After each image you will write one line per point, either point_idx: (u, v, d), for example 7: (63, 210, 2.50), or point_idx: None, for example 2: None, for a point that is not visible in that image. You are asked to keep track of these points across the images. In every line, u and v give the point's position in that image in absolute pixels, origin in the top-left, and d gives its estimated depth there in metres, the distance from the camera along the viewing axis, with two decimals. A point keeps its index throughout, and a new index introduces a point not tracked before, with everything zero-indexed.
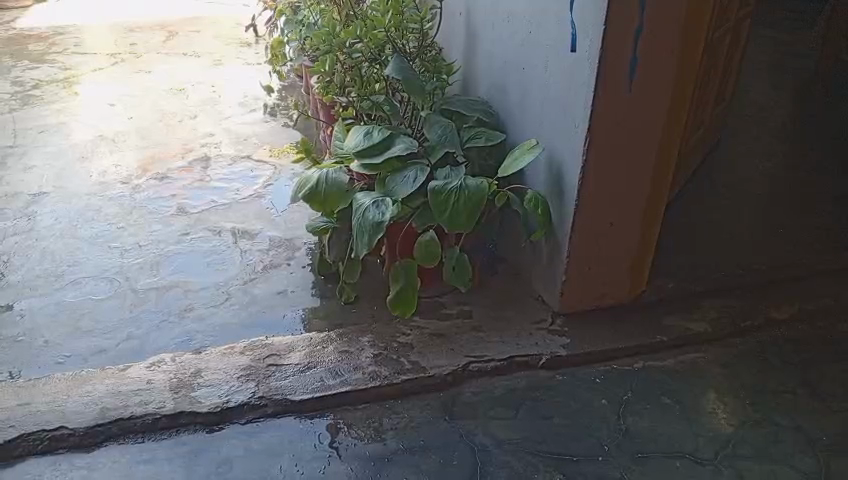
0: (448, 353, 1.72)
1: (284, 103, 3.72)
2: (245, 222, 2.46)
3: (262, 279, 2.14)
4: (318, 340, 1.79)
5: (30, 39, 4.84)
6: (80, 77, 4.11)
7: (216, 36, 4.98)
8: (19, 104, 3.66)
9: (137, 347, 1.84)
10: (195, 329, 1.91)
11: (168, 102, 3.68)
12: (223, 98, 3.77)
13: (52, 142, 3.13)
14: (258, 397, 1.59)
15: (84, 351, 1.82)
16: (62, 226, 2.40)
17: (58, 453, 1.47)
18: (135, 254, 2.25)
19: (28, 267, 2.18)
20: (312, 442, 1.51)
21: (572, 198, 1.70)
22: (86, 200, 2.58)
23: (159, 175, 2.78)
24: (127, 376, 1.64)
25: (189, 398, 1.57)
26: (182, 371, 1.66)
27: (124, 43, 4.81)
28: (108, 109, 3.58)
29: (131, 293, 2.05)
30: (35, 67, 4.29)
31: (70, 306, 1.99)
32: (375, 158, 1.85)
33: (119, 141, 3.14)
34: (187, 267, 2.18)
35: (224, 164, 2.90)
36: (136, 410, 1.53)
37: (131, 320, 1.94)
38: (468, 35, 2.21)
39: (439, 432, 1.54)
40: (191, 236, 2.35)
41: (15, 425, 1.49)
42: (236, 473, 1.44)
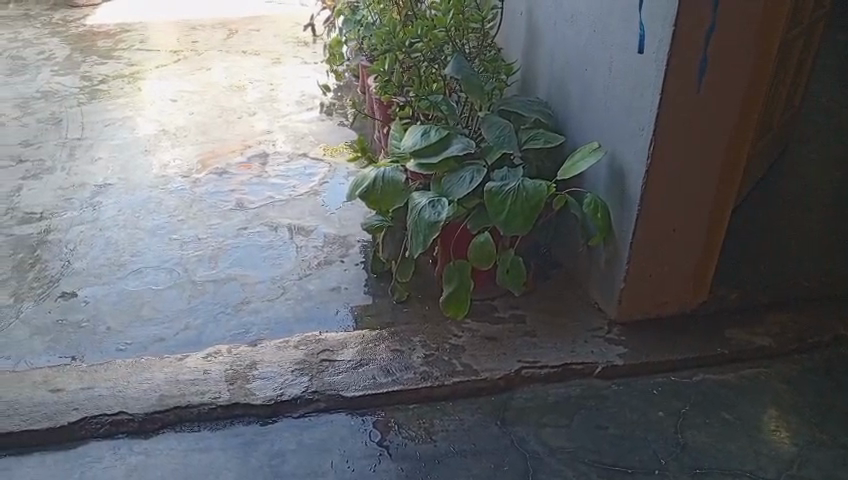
0: (501, 357, 1.70)
1: (340, 102, 3.76)
2: (300, 218, 2.49)
3: (316, 275, 2.16)
4: (370, 338, 1.79)
5: (98, 36, 5.01)
6: (145, 73, 4.24)
7: (276, 34, 5.07)
8: (87, 98, 3.79)
9: (195, 337, 1.88)
10: (250, 321, 1.94)
11: (228, 99, 3.76)
12: (281, 96, 3.83)
13: (118, 136, 3.23)
14: (311, 391, 1.60)
15: (144, 339, 1.87)
16: (125, 217, 2.48)
17: (118, 438, 1.51)
18: (195, 247, 2.30)
19: (94, 255, 2.25)
20: (363, 440, 1.52)
21: (634, 202, 1.66)
22: (149, 192, 2.66)
23: (219, 171, 2.83)
24: (186, 366, 1.67)
25: (244, 390, 1.60)
26: (238, 363, 1.69)
27: (187, 40, 4.93)
28: (171, 105, 3.68)
29: (190, 284, 2.10)
30: (102, 63, 4.44)
31: (132, 294, 2.05)
32: (431, 157, 1.84)
33: (181, 136, 3.22)
34: (244, 261, 2.22)
35: (281, 161, 2.95)
36: (193, 400, 1.56)
37: (190, 310, 1.98)
38: (528, 35, 2.19)
39: (490, 436, 1.52)
40: (248, 230, 2.39)
41: (78, 408, 1.54)
42: (288, 467, 1.45)
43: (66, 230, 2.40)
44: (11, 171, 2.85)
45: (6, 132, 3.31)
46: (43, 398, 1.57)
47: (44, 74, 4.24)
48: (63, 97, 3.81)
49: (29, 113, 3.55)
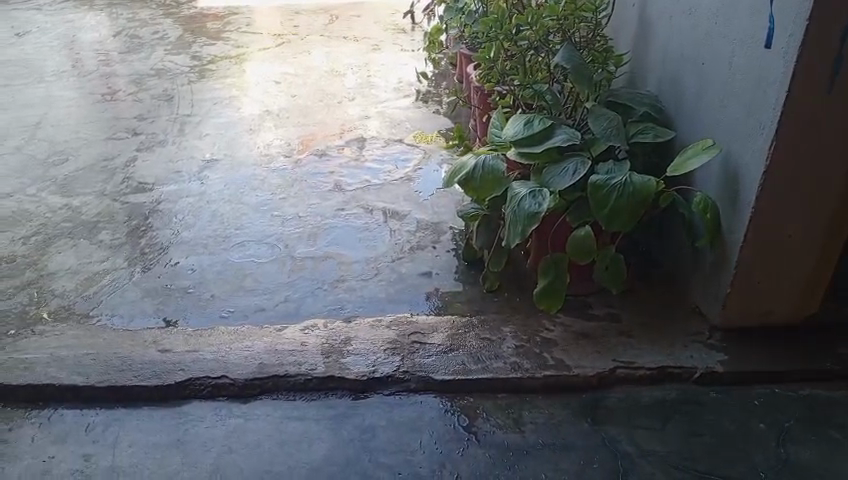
0: (595, 354, 1.67)
1: (436, 90, 3.77)
2: (395, 202, 2.51)
3: (408, 259, 2.18)
4: (460, 324, 1.80)
5: (208, 18, 5.24)
6: (250, 55, 4.39)
7: (375, 21, 5.14)
8: (197, 77, 3.97)
9: (293, 310, 1.95)
10: (345, 299, 1.99)
11: (328, 83, 3.85)
12: (379, 82, 3.89)
13: (224, 114, 3.37)
14: (402, 371, 1.63)
15: (246, 308, 1.95)
16: (231, 192, 2.59)
17: (220, 400, 1.58)
18: (295, 224, 2.37)
19: (200, 226, 2.36)
20: (451, 424, 1.52)
21: (748, 205, 1.59)
22: (252, 170, 2.76)
23: (318, 153, 2.91)
24: (284, 336, 1.75)
25: (339, 364, 1.65)
26: (333, 339, 1.75)
27: (289, 25, 5.08)
28: (274, 87, 3.80)
29: (289, 259, 2.17)
30: (211, 44, 4.64)
31: (236, 265, 2.14)
32: (533, 147, 1.80)
33: (283, 117, 3.32)
34: (341, 241, 2.27)
35: (378, 145, 2.99)
36: (291, 369, 1.63)
37: (288, 284, 2.05)
38: (640, 26, 2.13)
39: (580, 433, 1.50)
40: (345, 212, 2.45)
41: (185, 369, 1.62)
42: (378, 442, 1.47)
43: (176, 201, 2.52)
44: (127, 143, 3.03)
45: (124, 106, 3.51)
46: (154, 357, 1.67)
47: (158, 53, 4.47)
48: (175, 75, 4.00)
49: (144, 90, 3.75)
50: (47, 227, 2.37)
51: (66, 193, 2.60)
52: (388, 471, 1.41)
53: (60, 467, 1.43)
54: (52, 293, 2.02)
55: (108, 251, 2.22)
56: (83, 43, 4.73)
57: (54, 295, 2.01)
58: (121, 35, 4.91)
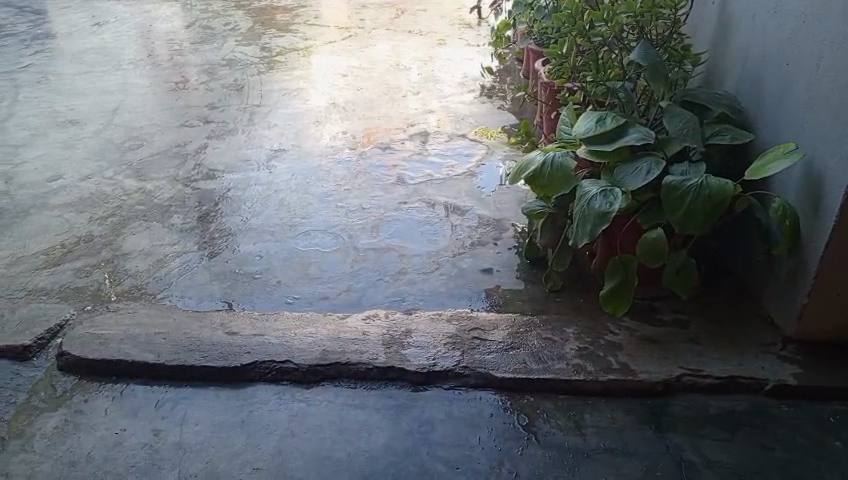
0: (660, 360, 1.63)
1: (501, 85, 3.74)
2: (457, 197, 2.51)
3: (469, 255, 2.16)
4: (522, 323, 1.79)
5: (278, 12, 5.35)
6: (317, 48, 4.46)
7: (441, 16, 5.15)
8: (266, 68, 4.06)
9: (355, 299, 1.97)
10: (406, 291, 2.00)
11: (393, 77, 3.88)
12: (443, 76, 3.88)
13: (291, 106, 3.43)
14: (462, 366, 1.63)
15: (310, 295, 1.98)
16: (297, 182, 2.64)
17: (283, 384, 1.62)
18: (358, 216, 2.40)
19: (267, 214, 2.42)
20: (510, 422, 1.51)
21: (832, 212, 1.52)
22: (317, 161, 2.82)
23: (382, 146, 2.94)
24: (347, 325, 1.79)
25: (400, 355, 1.67)
26: (393, 330, 1.77)
27: (356, 18, 5.14)
28: (340, 79, 3.85)
29: (352, 250, 2.20)
30: (280, 36, 4.73)
31: (301, 254, 2.18)
32: (605, 145, 1.77)
33: (348, 110, 3.36)
34: (403, 233, 2.28)
35: (442, 140, 2.99)
36: (353, 358, 1.66)
37: (351, 274, 2.08)
38: (720, 24, 2.06)
39: (643, 439, 1.46)
40: (407, 205, 2.46)
41: (250, 352, 1.67)
42: (437, 435, 1.48)
43: (244, 189, 2.59)
44: (199, 131, 3.12)
45: (196, 95, 3.62)
46: (222, 339, 1.72)
47: (229, 43, 4.59)
48: (245, 66, 4.10)
49: (215, 79, 3.86)
50: (123, 209, 2.46)
51: (141, 177, 2.70)
52: (446, 465, 1.41)
53: (130, 440, 1.49)
54: (126, 272, 2.10)
55: (179, 234, 2.30)
56: (159, 33, 4.89)
57: (128, 275, 2.09)
58: (195, 25, 5.06)
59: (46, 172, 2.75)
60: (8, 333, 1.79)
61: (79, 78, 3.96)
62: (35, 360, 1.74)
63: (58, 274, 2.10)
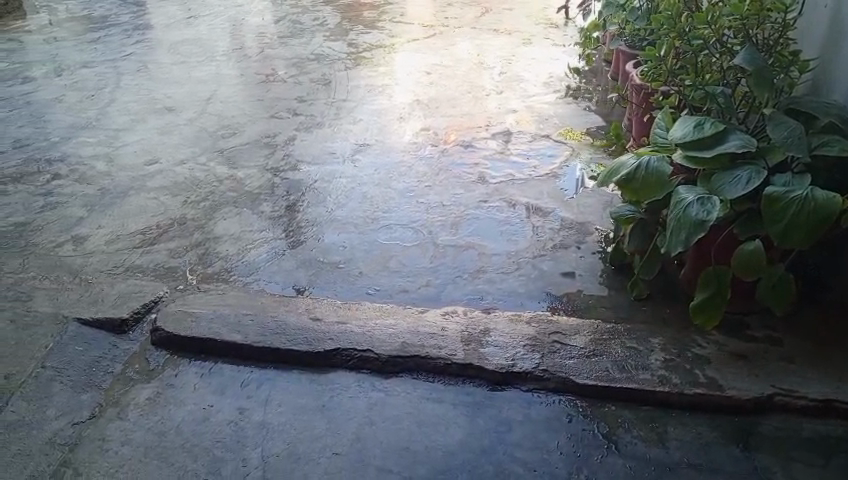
0: (751, 377, 1.57)
1: (587, 86, 3.67)
2: (539, 198, 2.48)
3: (550, 257, 2.13)
4: (605, 330, 1.75)
5: (365, 10, 5.44)
6: (402, 44, 4.51)
7: (527, 16, 5.12)
8: (352, 63, 4.13)
9: (434, 294, 1.98)
10: (485, 289, 1.99)
11: (476, 75, 3.88)
12: (528, 75, 3.85)
13: (376, 101, 3.49)
14: (542, 369, 1.61)
15: (390, 288, 2.00)
16: (380, 176, 2.68)
17: (364, 372, 1.67)
18: (438, 212, 2.41)
19: (350, 207, 2.46)
20: (590, 429, 1.49)
21: None
22: (399, 156, 2.85)
23: (464, 144, 2.94)
24: (426, 319, 1.81)
25: (478, 353, 1.67)
26: (472, 327, 1.77)
27: (441, 17, 5.18)
28: (424, 76, 3.88)
29: (432, 245, 2.21)
30: (367, 32, 4.80)
31: (382, 246, 2.21)
32: (703, 151, 1.71)
33: (431, 107, 3.39)
34: (483, 232, 2.28)
35: (525, 139, 2.97)
36: (431, 352, 1.67)
37: (431, 269, 2.09)
38: (831, 27, 1.95)
39: (730, 457, 1.41)
40: (488, 204, 2.45)
41: (333, 340, 1.73)
42: (514, 436, 1.47)
43: (329, 181, 2.65)
44: (287, 123, 3.21)
45: (285, 87, 3.72)
46: (307, 324, 1.79)
47: (317, 38, 4.70)
48: (333, 60, 4.19)
49: (303, 73, 3.96)
50: (213, 194, 2.56)
51: (232, 164, 2.80)
52: (523, 467, 1.40)
53: (216, 416, 1.55)
54: (216, 255, 2.18)
55: (267, 221, 2.37)
56: (251, 27, 5.06)
57: (217, 258, 2.17)
58: (285, 20, 5.20)
59: (143, 156, 2.89)
60: (107, 306, 1.90)
61: (176, 68, 4.14)
62: (131, 333, 1.84)
63: (152, 253, 2.20)
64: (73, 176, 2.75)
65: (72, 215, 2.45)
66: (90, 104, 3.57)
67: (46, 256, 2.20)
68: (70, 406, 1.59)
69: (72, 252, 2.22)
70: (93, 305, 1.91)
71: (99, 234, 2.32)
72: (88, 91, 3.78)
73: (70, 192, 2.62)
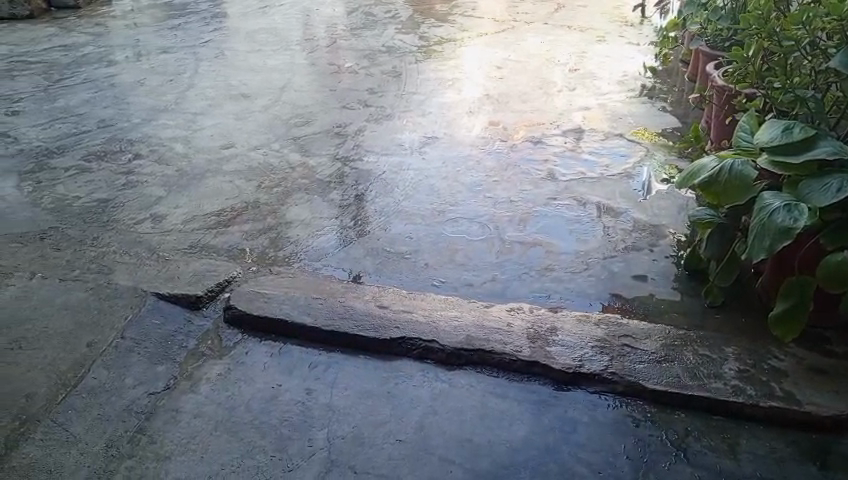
0: (832, 394, 1.50)
1: (663, 86, 3.57)
2: (610, 198, 2.43)
3: (621, 259, 2.08)
4: (676, 336, 1.71)
5: (438, 4, 5.45)
6: (473, 39, 4.49)
7: (602, 14, 5.02)
8: (423, 56, 4.15)
9: (500, 289, 1.97)
10: (552, 287, 1.97)
11: (548, 71, 3.83)
12: (602, 73, 3.78)
13: (445, 95, 3.48)
14: (610, 371, 1.59)
15: (456, 281, 2.01)
16: (448, 170, 2.68)
17: (428, 363, 1.68)
18: (507, 207, 2.39)
19: (418, 199, 2.47)
20: (658, 435, 1.46)
21: None
22: (468, 150, 2.84)
23: (534, 140, 2.91)
24: (491, 313, 1.81)
25: (545, 351, 1.65)
26: (539, 325, 1.76)
27: (514, 13, 5.13)
28: (495, 71, 3.86)
29: (499, 241, 2.20)
30: (438, 26, 4.81)
31: (448, 239, 2.22)
32: (791, 156, 1.65)
33: (502, 102, 3.36)
34: (552, 230, 2.25)
35: (597, 138, 2.92)
36: (497, 347, 1.67)
37: (497, 265, 2.07)
38: None
39: (806, 474, 1.35)
40: (558, 202, 2.42)
41: (399, 329, 1.75)
42: (579, 437, 1.45)
43: (397, 172, 2.67)
44: (358, 113, 3.25)
45: (356, 78, 3.76)
46: (374, 312, 1.82)
47: (389, 31, 4.73)
48: (404, 53, 4.21)
49: (375, 65, 4.00)
50: (286, 180, 2.62)
51: (304, 152, 2.85)
52: (588, 468, 1.38)
53: (285, 396, 1.59)
54: (288, 240, 2.23)
55: (336, 209, 2.41)
56: (324, 18, 5.13)
57: (288, 243, 2.22)
58: (357, 12, 5.26)
59: (219, 140, 2.98)
60: (183, 283, 1.97)
61: (251, 56, 4.24)
62: (205, 310, 1.90)
63: (226, 234, 2.27)
64: (153, 157, 2.85)
65: (152, 193, 2.54)
66: (170, 88, 3.69)
67: (127, 232, 2.29)
68: (146, 377, 1.65)
69: (151, 229, 2.31)
70: (170, 281, 1.98)
71: (177, 213, 2.40)
72: (168, 75, 3.91)
73: (150, 172, 2.72)
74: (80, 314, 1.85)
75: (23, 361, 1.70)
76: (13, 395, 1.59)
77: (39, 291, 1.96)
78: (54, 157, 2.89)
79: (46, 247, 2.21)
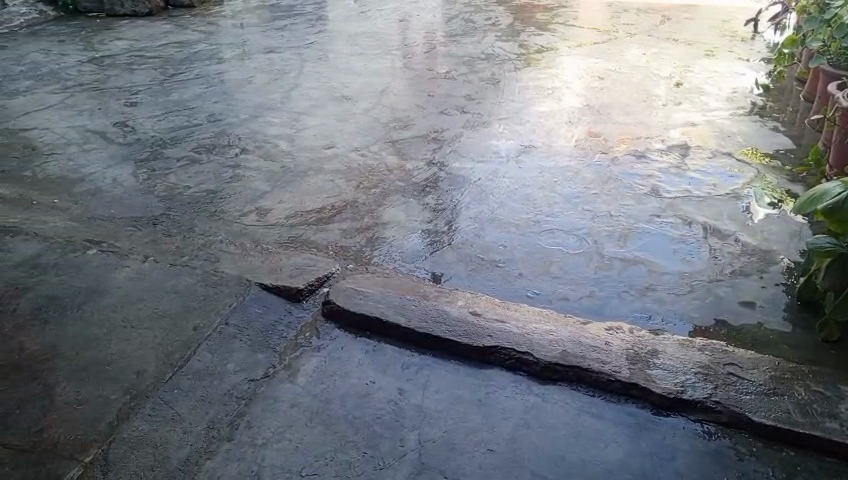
0: None
1: (776, 104, 3.41)
2: (717, 219, 2.34)
3: (728, 283, 2.00)
4: (788, 368, 1.62)
5: (539, 12, 5.41)
6: (574, 48, 4.43)
7: (711, 27, 4.84)
8: (523, 64, 4.12)
9: (597, 306, 1.92)
10: (652, 308, 1.91)
11: (653, 84, 3.73)
12: (709, 89, 3.64)
13: (544, 104, 3.45)
14: (714, 401, 1.52)
15: (551, 294, 1.98)
16: (546, 180, 2.65)
17: (521, 375, 1.66)
18: (606, 222, 2.34)
19: (513, 207, 2.46)
20: (764, 471, 1.38)
21: None
22: (567, 161, 2.80)
23: (636, 154, 2.84)
24: (588, 330, 1.77)
25: (644, 374, 1.60)
26: (638, 346, 1.71)
27: (617, 23, 5.03)
28: (596, 82, 3.79)
29: (597, 255, 2.15)
30: (539, 34, 4.77)
31: (544, 250, 2.19)
32: None
33: (603, 113, 3.30)
34: (654, 248, 2.18)
35: (703, 156, 2.81)
36: (594, 366, 1.63)
37: (594, 280, 2.03)
38: None
39: None
40: (661, 219, 2.35)
41: (494, 337, 1.74)
42: (678, 465, 1.40)
43: (493, 180, 2.67)
44: (456, 119, 3.26)
45: (455, 84, 3.79)
46: (468, 319, 1.81)
47: (489, 38, 4.73)
48: (503, 60, 4.20)
49: (474, 72, 4.00)
50: (383, 182, 2.66)
51: (402, 155, 2.89)
52: None
53: (377, 394, 1.61)
54: (384, 240, 2.26)
55: (432, 213, 2.43)
56: (424, 24, 5.19)
57: (384, 243, 2.25)
58: (456, 19, 5.29)
59: (321, 140, 3.06)
60: (284, 276, 2.03)
61: (353, 59, 4.34)
62: (303, 303, 1.95)
63: (325, 231, 2.33)
64: (258, 152, 2.96)
65: (256, 187, 2.64)
66: (276, 87, 3.83)
67: (233, 223, 2.39)
68: (247, 363, 1.72)
69: (255, 222, 2.39)
70: (272, 273, 2.05)
71: (279, 208, 2.48)
72: (274, 74, 4.06)
73: (255, 167, 2.83)
74: (188, 299, 1.95)
75: (135, 339, 1.80)
76: (125, 370, 1.69)
77: (151, 274, 2.07)
78: (167, 147, 3.05)
79: (158, 232, 2.33)
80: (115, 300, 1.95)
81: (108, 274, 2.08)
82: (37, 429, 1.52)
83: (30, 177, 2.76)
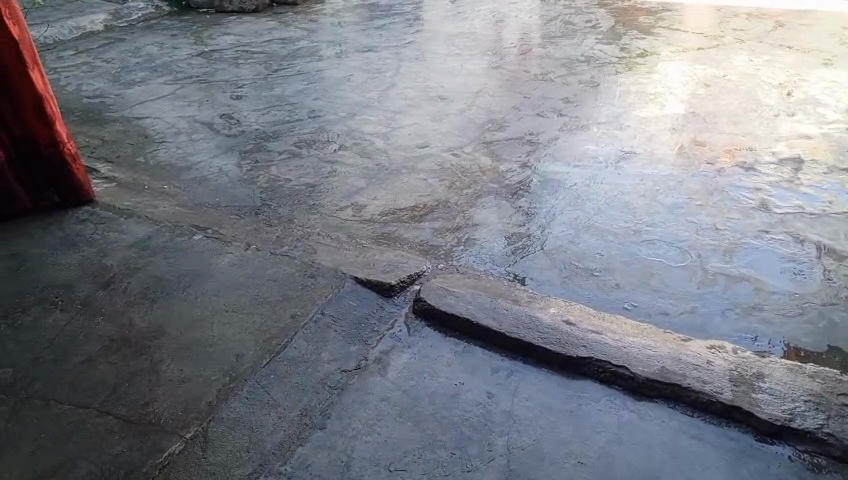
0: None
1: None
2: (833, 238, 2.20)
3: (843, 308, 1.87)
4: None
5: (641, 15, 5.26)
6: (679, 53, 4.27)
7: (830, 34, 4.56)
8: (623, 68, 4.01)
9: (698, 323, 1.84)
10: (758, 329, 1.81)
11: (764, 93, 3.55)
12: (827, 99, 3.43)
13: (645, 110, 3.34)
14: (825, 432, 1.43)
15: (649, 307, 1.91)
16: (647, 188, 2.57)
17: (615, 388, 1.62)
18: (710, 235, 2.24)
19: (611, 215, 2.39)
20: None
21: None
22: (668, 169, 2.71)
23: (744, 166, 2.70)
24: (688, 348, 1.70)
25: (749, 398, 1.53)
26: (743, 368, 1.63)
27: (726, 28, 4.81)
28: (702, 88, 3.64)
29: (700, 270, 2.06)
30: (641, 38, 4.63)
31: (643, 261, 2.12)
32: None
33: (708, 121, 3.16)
34: (762, 265, 2.07)
35: (819, 170, 2.65)
36: (694, 385, 1.56)
37: (696, 296, 1.95)
38: None
39: None
40: (770, 235, 2.23)
41: (588, 347, 1.69)
42: None
43: (590, 186, 2.61)
44: (553, 122, 3.21)
45: (552, 87, 3.73)
46: (561, 327, 1.78)
47: (589, 40, 4.63)
48: (603, 64, 4.10)
49: (573, 74, 3.93)
50: (477, 183, 2.65)
51: (496, 157, 2.88)
52: None
53: (466, 395, 1.61)
54: (477, 242, 2.26)
55: (526, 217, 2.40)
56: (522, 25, 5.14)
57: (477, 245, 2.24)
58: (556, 20, 5.21)
59: (417, 139, 3.08)
60: (378, 271, 2.06)
61: (449, 59, 4.36)
62: (396, 299, 1.98)
63: (418, 230, 2.34)
64: (355, 149, 3.02)
65: (352, 183, 2.70)
66: (374, 85, 3.89)
67: (329, 217, 2.45)
68: (340, 355, 1.75)
69: (351, 217, 2.44)
70: (366, 268, 2.08)
71: (374, 204, 2.52)
72: (372, 72, 4.13)
73: (352, 163, 2.88)
74: (286, 288, 2.01)
75: (235, 323, 1.87)
76: (226, 352, 1.76)
77: (252, 261, 2.14)
78: (269, 140, 3.15)
79: (259, 222, 2.42)
80: (219, 284, 2.04)
81: (212, 259, 2.17)
82: (144, 403, 1.60)
83: (143, 163, 2.92)
